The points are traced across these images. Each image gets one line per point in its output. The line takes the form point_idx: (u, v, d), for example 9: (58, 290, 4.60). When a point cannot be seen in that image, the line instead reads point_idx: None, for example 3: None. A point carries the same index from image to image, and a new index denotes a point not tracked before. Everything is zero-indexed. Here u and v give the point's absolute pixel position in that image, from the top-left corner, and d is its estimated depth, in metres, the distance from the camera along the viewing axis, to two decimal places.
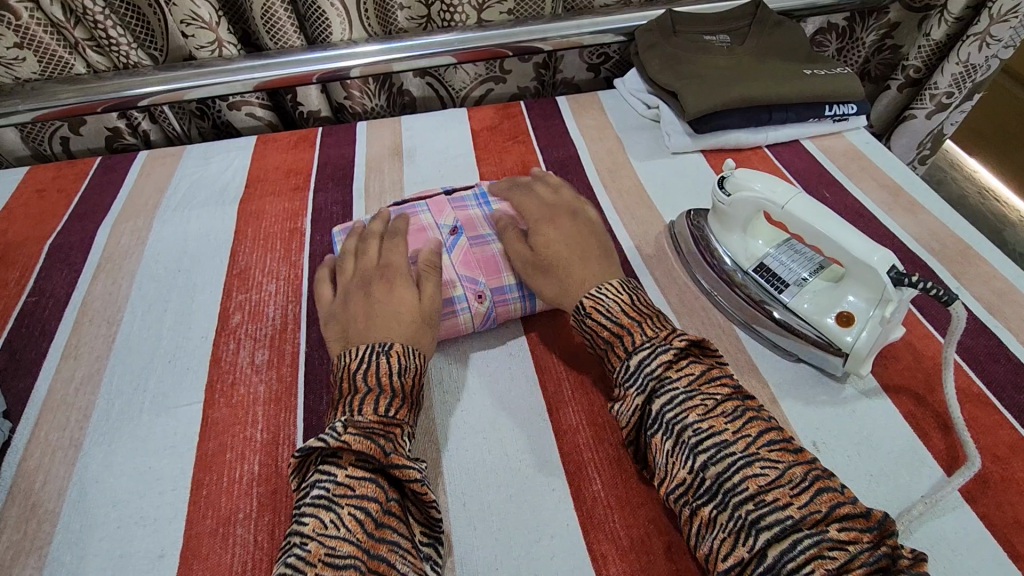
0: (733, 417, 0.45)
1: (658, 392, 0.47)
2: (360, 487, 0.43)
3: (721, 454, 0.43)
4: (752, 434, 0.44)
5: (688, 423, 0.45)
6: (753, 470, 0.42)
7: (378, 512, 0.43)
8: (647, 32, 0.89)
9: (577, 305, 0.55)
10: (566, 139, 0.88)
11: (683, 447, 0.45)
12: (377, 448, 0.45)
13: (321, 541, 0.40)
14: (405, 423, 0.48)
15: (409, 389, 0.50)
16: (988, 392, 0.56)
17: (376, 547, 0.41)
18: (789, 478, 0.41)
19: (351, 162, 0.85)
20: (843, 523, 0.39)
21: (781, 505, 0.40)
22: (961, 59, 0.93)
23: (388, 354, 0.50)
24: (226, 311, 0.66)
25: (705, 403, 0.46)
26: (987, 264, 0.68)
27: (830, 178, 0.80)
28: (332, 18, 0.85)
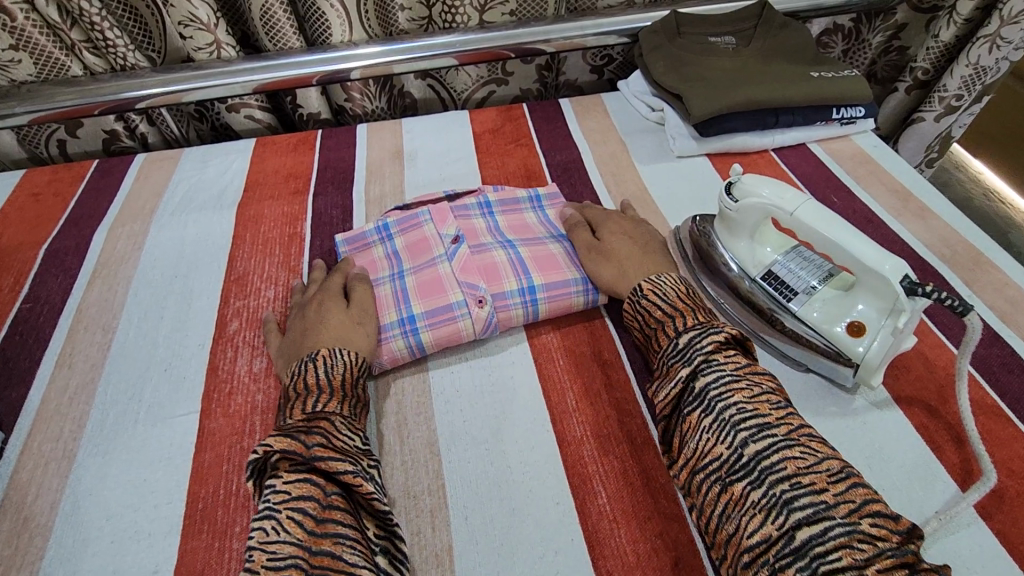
0: (777, 406, 0.44)
1: (705, 370, 0.47)
2: (296, 488, 0.42)
3: (762, 434, 0.42)
4: (795, 423, 0.43)
5: (732, 401, 0.44)
6: (793, 453, 0.40)
7: (317, 509, 0.41)
8: (651, 33, 0.88)
9: (635, 286, 0.57)
10: (570, 142, 0.86)
11: (723, 422, 0.43)
12: (298, 443, 0.44)
13: (263, 549, 0.39)
14: (334, 415, 0.49)
15: (339, 383, 0.51)
16: (1002, 403, 0.55)
17: (319, 543, 0.40)
18: (828, 467, 0.40)
19: (351, 165, 0.84)
20: (875, 518, 0.37)
21: (817, 489, 0.38)
22: (971, 61, 0.92)
23: (314, 361, 0.52)
24: (223, 317, 0.65)
25: (751, 388, 0.45)
26: (999, 271, 0.67)
27: (838, 182, 0.79)
28: (332, 20, 0.84)
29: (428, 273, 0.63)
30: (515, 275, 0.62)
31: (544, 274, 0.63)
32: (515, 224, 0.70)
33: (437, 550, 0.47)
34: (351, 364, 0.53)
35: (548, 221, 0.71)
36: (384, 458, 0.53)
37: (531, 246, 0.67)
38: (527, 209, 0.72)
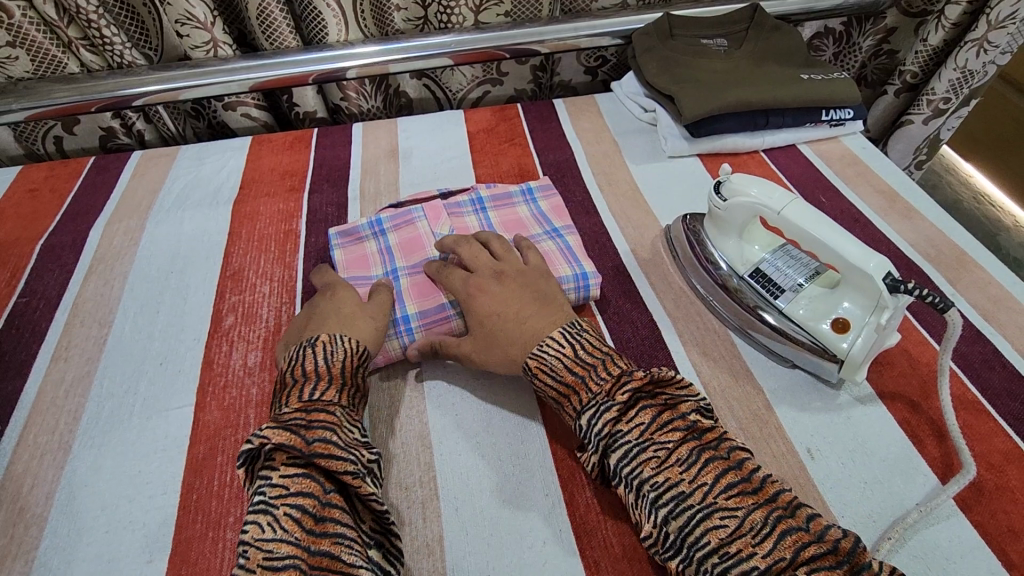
0: (690, 466, 0.43)
1: (612, 447, 0.46)
2: (294, 483, 0.42)
3: (679, 508, 0.42)
4: (708, 481, 0.42)
5: (645, 477, 0.44)
6: (712, 522, 0.41)
7: (315, 507, 0.42)
8: (644, 35, 0.89)
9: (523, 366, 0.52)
10: (563, 142, 0.87)
11: (644, 501, 0.44)
12: (297, 438, 0.44)
13: (258, 546, 0.39)
14: (333, 405, 0.48)
15: (336, 373, 0.51)
16: (983, 399, 0.56)
17: (318, 543, 0.40)
18: (750, 526, 0.40)
19: (347, 163, 0.85)
20: (811, 565, 0.38)
21: (745, 556, 0.39)
22: (959, 64, 0.93)
23: (314, 347, 0.53)
24: (219, 312, 0.65)
25: (658, 454, 0.44)
26: (982, 271, 0.68)
27: (826, 182, 0.80)
28: (329, 19, 0.85)
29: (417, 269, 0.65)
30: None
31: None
32: (508, 219, 0.71)
33: (429, 541, 0.48)
34: (348, 352, 0.53)
35: (541, 213, 0.72)
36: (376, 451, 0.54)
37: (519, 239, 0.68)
38: (519, 203, 0.73)
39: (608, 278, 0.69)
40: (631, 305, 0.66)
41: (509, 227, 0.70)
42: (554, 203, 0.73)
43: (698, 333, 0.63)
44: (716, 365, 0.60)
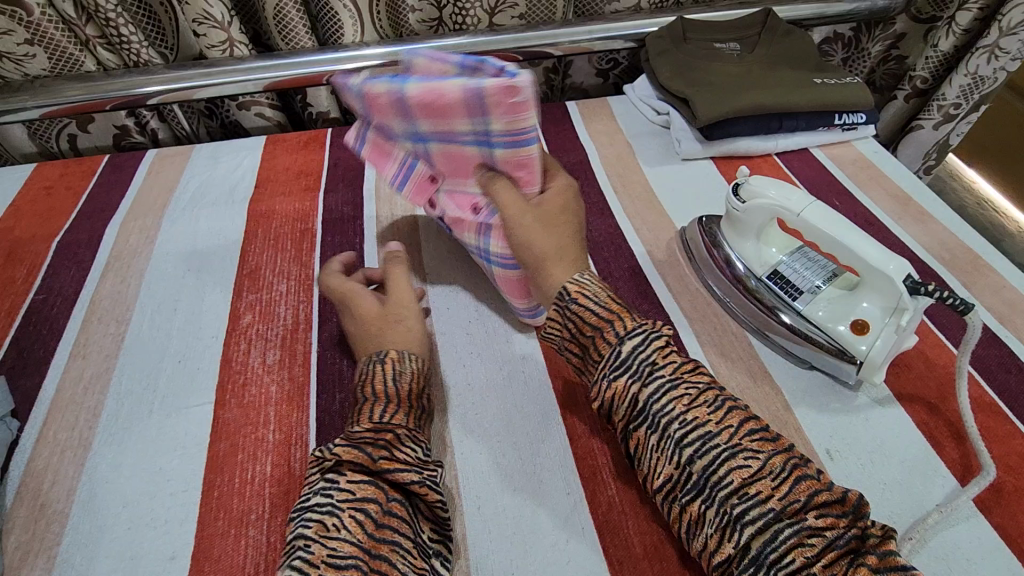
0: (717, 408, 0.44)
1: (645, 381, 0.45)
2: (361, 489, 0.43)
3: (706, 447, 0.42)
4: (734, 425, 0.43)
5: (675, 415, 0.44)
6: (737, 462, 0.41)
7: (378, 512, 0.42)
8: (658, 38, 0.90)
9: (561, 292, 0.52)
10: (577, 144, 0.88)
11: (668, 441, 0.44)
12: (364, 455, 0.44)
13: (322, 543, 0.40)
14: (401, 425, 0.48)
15: (407, 394, 0.51)
16: (1000, 402, 0.56)
17: (377, 547, 0.41)
18: (770, 469, 0.41)
19: (362, 163, 0.85)
20: (821, 510, 0.39)
21: (763, 498, 0.40)
22: (969, 70, 0.94)
23: (383, 364, 0.53)
24: (236, 310, 0.65)
25: (689, 394, 0.45)
26: (996, 274, 0.69)
27: (840, 186, 0.81)
28: (345, 20, 0.85)
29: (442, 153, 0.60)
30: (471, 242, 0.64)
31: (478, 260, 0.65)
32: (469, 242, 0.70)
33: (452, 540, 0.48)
34: (413, 373, 0.53)
35: None
36: None
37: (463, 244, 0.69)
38: None
39: (624, 279, 0.69)
40: (649, 307, 0.66)
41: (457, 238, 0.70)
42: None
43: (716, 334, 0.63)
44: (734, 366, 0.60)
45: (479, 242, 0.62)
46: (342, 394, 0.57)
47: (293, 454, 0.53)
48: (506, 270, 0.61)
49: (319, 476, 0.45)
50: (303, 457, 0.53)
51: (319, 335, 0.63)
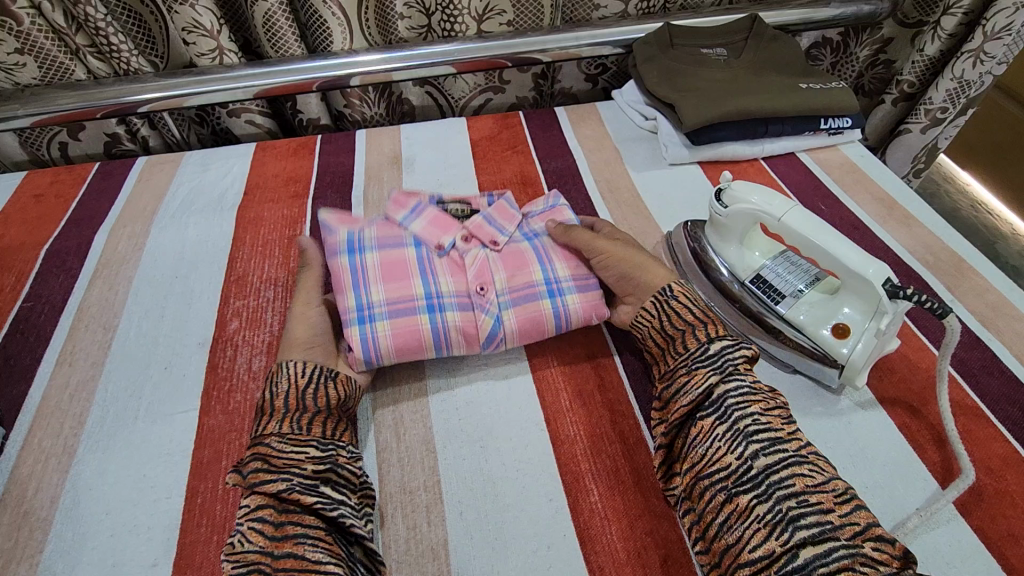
0: (789, 423, 0.46)
1: (727, 377, 0.48)
2: (251, 502, 0.44)
3: (774, 448, 0.43)
4: (803, 441, 0.45)
5: (751, 412, 0.46)
6: (801, 470, 0.42)
7: (272, 515, 0.43)
8: (645, 44, 0.90)
9: (663, 289, 0.56)
10: (565, 149, 0.88)
11: (737, 433, 0.45)
12: (236, 475, 0.45)
13: (228, 559, 0.41)
14: (272, 430, 0.48)
15: (284, 398, 0.50)
16: (982, 404, 0.57)
17: (280, 547, 0.41)
18: (833, 487, 0.41)
19: (351, 170, 0.85)
20: (877, 542, 0.38)
21: (823, 509, 0.40)
22: (956, 75, 0.94)
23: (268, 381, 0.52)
24: (223, 317, 0.66)
25: (767, 402, 0.47)
26: (981, 277, 0.69)
27: (825, 190, 0.81)
28: (334, 28, 0.86)
29: (515, 247, 0.65)
30: (429, 278, 0.61)
31: (407, 287, 0.59)
32: (385, 265, 0.61)
33: (433, 545, 0.48)
34: (292, 376, 0.52)
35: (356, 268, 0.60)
36: (381, 455, 0.54)
37: (385, 250, 0.62)
38: (342, 250, 0.62)
39: None
40: None
41: (385, 237, 0.64)
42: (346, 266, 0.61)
43: None
44: None
45: (446, 294, 0.60)
46: None
47: None
48: (429, 335, 0.57)
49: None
50: None
51: None
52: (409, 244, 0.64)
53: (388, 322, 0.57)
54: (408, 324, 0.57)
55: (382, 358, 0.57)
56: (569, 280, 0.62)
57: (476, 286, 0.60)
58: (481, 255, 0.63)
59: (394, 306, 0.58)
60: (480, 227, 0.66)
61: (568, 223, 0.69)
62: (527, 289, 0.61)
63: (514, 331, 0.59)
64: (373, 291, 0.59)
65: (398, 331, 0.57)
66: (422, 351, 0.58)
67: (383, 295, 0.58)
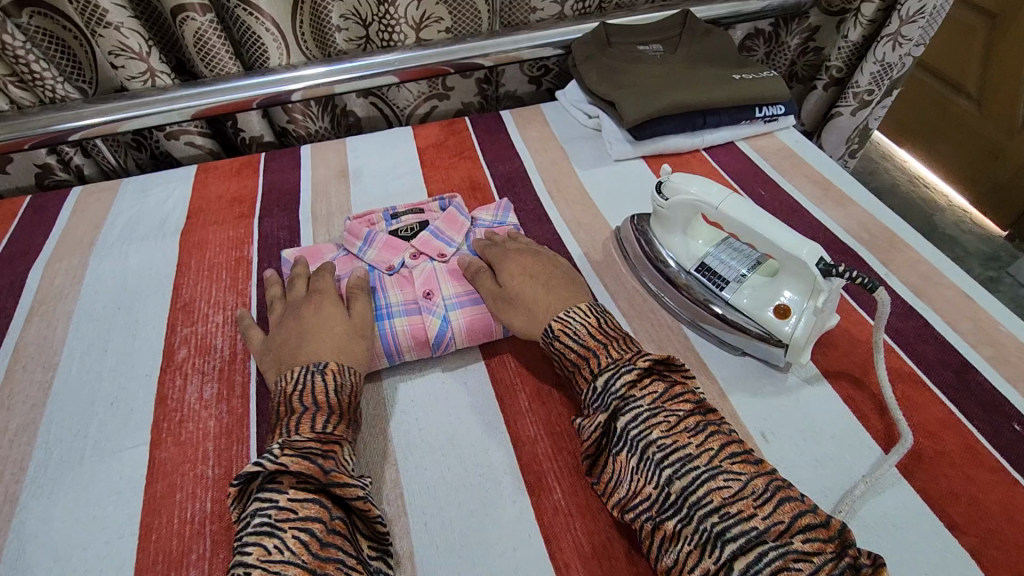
0: (697, 433, 0.46)
1: (622, 409, 0.48)
2: (304, 508, 0.42)
3: (685, 468, 0.44)
4: (714, 447, 0.45)
5: (652, 439, 0.46)
6: (717, 483, 0.43)
7: (322, 531, 0.42)
8: (583, 44, 0.92)
9: (545, 330, 0.56)
10: (512, 152, 0.89)
11: (648, 462, 0.45)
12: (315, 466, 0.44)
13: (264, 568, 0.39)
14: (342, 439, 0.49)
15: (345, 407, 0.51)
16: (918, 371, 0.60)
17: (323, 567, 0.40)
18: (753, 490, 0.42)
19: (296, 186, 0.84)
20: (806, 533, 0.40)
21: (745, 516, 0.41)
22: (878, 58, 0.99)
23: (323, 374, 0.52)
24: (171, 346, 0.64)
25: (668, 419, 0.47)
26: (912, 250, 0.72)
27: (765, 177, 0.84)
28: (268, 44, 0.85)
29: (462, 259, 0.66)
30: (379, 295, 0.62)
31: None
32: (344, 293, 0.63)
33: (400, 558, 0.48)
34: (352, 387, 0.53)
35: None
36: None
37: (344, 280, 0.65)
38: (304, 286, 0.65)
39: None
40: None
41: (342, 271, 0.67)
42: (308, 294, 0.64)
43: (652, 330, 0.65)
44: None
45: (394, 305, 0.61)
46: None
47: None
48: (377, 343, 0.58)
49: (253, 498, 0.43)
50: None
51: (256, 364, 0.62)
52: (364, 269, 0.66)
53: None
54: None
55: None
56: None
57: (421, 295, 0.62)
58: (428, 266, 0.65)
59: None
60: (426, 241, 0.67)
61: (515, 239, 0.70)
62: (473, 294, 0.63)
63: (462, 330, 0.60)
64: None
65: None
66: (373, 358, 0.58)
67: None
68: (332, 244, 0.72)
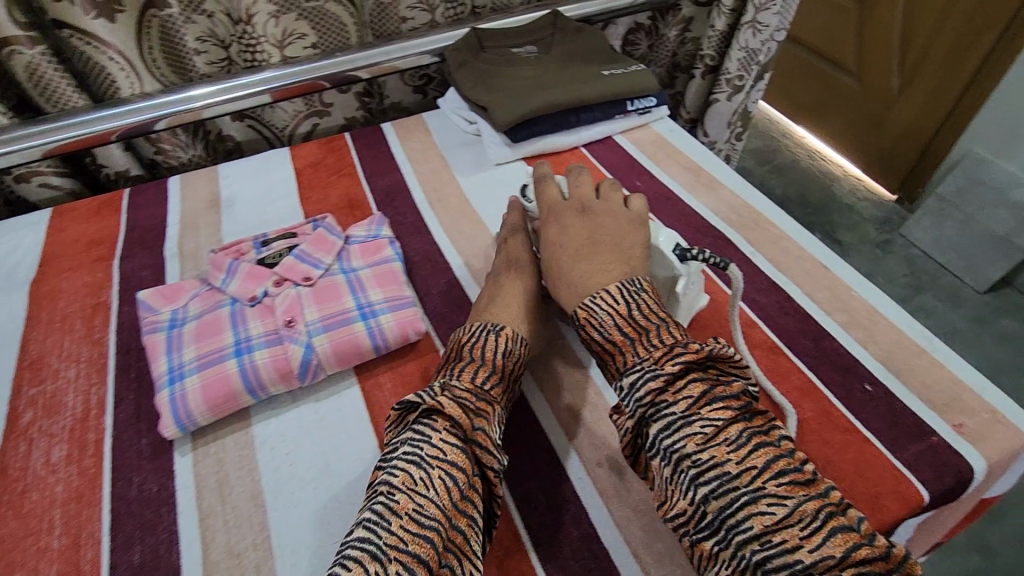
0: (740, 448, 0.40)
1: (653, 418, 0.43)
2: (452, 453, 0.45)
3: (722, 489, 0.39)
4: (758, 465, 0.39)
5: (686, 454, 0.41)
6: (758, 508, 0.38)
7: (464, 483, 0.44)
8: (455, 51, 0.91)
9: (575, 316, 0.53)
10: (392, 165, 0.87)
11: (682, 477, 0.41)
12: (467, 418, 0.47)
13: (410, 495, 0.42)
14: (496, 401, 0.51)
15: (508, 371, 0.54)
16: (779, 343, 0.62)
17: (456, 517, 0.42)
18: (799, 518, 0.37)
19: (163, 221, 0.80)
20: (859, 567, 0.35)
21: (789, 548, 0.36)
22: (742, 44, 1.03)
23: (497, 336, 0.55)
24: (15, 409, 0.59)
25: (704, 431, 0.41)
26: (775, 227, 0.75)
27: (640, 168, 0.86)
28: (117, 75, 0.80)
29: (328, 282, 0.64)
30: (238, 327, 0.59)
31: (217, 340, 0.58)
32: (202, 330, 0.59)
33: None
34: (520, 355, 0.55)
35: (173, 340, 0.59)
36: (204, 523, 0.50)
37: (203, 316, 0.62)
38: (160, 327, 0.61)
39: (441, 295, 0.69)
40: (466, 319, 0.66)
41: (204, 306, 0.63)
42: (162, 338, 0.60)
43: None
44: (548, 359, 0.62)
45: (254, 336, 0.58)
46: (140, 475, 0.54)
47: (83, 555, 0.48)
48: (239, 380, 0.55)
49: (409, 426, 0.47)
50: (94, 556, 0.48)
51: (112, 417, 0.58)
52: (225, 302, 0.63)
53: (197, 376, 0.56)
54: (216, 376, 0.55)
55: (195, 416, 0.55)
56: (383, 302, 0.62)
57: (282, 322, 0.59)
58: (291, 291, 0.63)
59: (204, 361, 0.57)
60: (292, 267, 0.65)
61: (389, 257, 0.68)
62: (339, 315, 0.60)
63: (329, 355, 0.58)
64: (183, 355, 0.58)
65: (208, 384, 0.55)
66: (235, 398, 0.56)
67: (195, 354, 0.57)
68: (195, 280, 0.68)
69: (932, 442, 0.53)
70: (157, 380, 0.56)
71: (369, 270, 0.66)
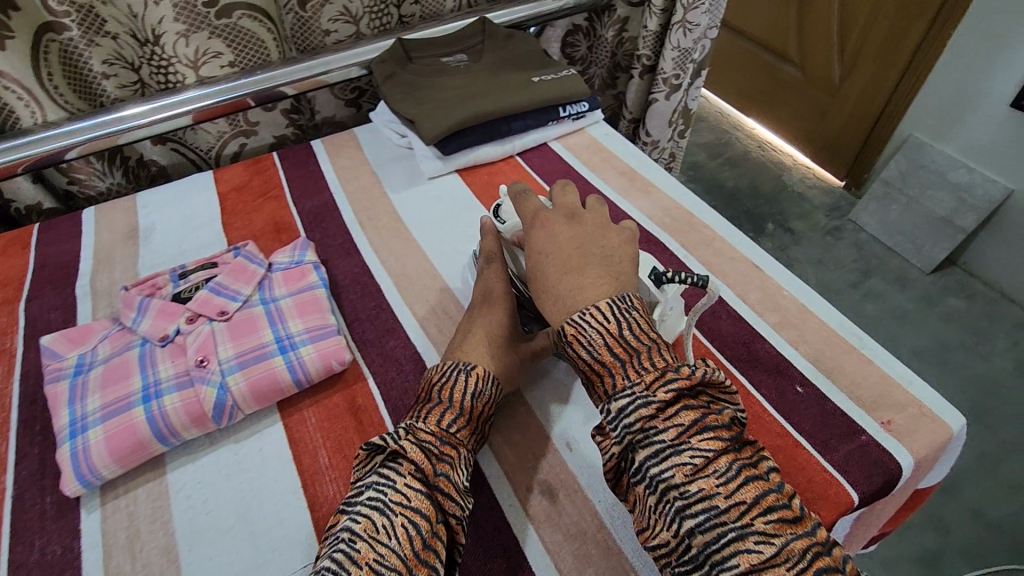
0: (730, 481, 0.37)
1: (641, 443, 0.40)
2: (416, 498, 0.42)
3: (709, 524, 0.36)
4: (747, 500, 0.36)
5: (675, 484, 0.38)
6: (745, 546, 0.35)
7: (426, 530, 0.41)
8: (381, 63, 0.89)
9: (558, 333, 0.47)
10: (322, 184, 0.84)
11: (668, 508, 0.38)
12: (430, 463, 0.45)
13: (371, 543, 0.39)
14: (462, 444, 0.49)
15: (476, 413, 0.51)
16: (712, 349, 0.62)
17: (419, 568, 0.39)
18: (787, 557, 0.35)
19: (76, 257, 0.75)
20: None
21: None
22: (674, 44, 1.03)
23: (469, 376, 0.52)
24: None
25: (694, 461, 0.38)
26: (709, 229, 0.75)
27: (575, 174, 0.85)
28: (15, 105, 0.75)
29: (246, 315, 0.61)
30: (147, 370, 0.56)
31: (123, 386, 0.55)
32: (108, 375, 0.56)
33: None
34: (490, 396, 0.53)
35: (76, 389, 0.56)
36: None
37: (110, 360, 0.58)
38: (63, 374, 0.58)
39: (370, 320, 0.67)
40: (396, 343, 0.64)
41: (112, 348, 0.60)
42: (65, 387, 0.56)
43: None
44: None
45: (163, 379, 0.55)
46: (41, 538, 0.50)
47: None
48: (146, 429, 0.52)
49: (373, 470, 0.44)
50: None
51: (12, 476, 0.54)
52: (135, 343, 0.59)
53: (101, 427, 0.52)
54: (122, 426, 0.52)
55: (99, 470, 0.51)
56: (304, 332, 0.60)
57: (194, 362, 0.56)
58: (205, 328, 0.60)
59: (109, 410, 0.53)
60: (206, 301, 0.61)
61: (314, 283, 0.65)
62: (256, 350, 0.58)
63: (245, 394, 0.55)
64: (87, 405, 0.54)
65: (112, 435, 0.52)
66: (144, 447, 0.53)
67: (99, 403, 0.54)
68: (107, 319, 0.64)
69: (862, 441, 0.53)
70: (58, 434, 0.53)
71: (291, 298, 0.63)
